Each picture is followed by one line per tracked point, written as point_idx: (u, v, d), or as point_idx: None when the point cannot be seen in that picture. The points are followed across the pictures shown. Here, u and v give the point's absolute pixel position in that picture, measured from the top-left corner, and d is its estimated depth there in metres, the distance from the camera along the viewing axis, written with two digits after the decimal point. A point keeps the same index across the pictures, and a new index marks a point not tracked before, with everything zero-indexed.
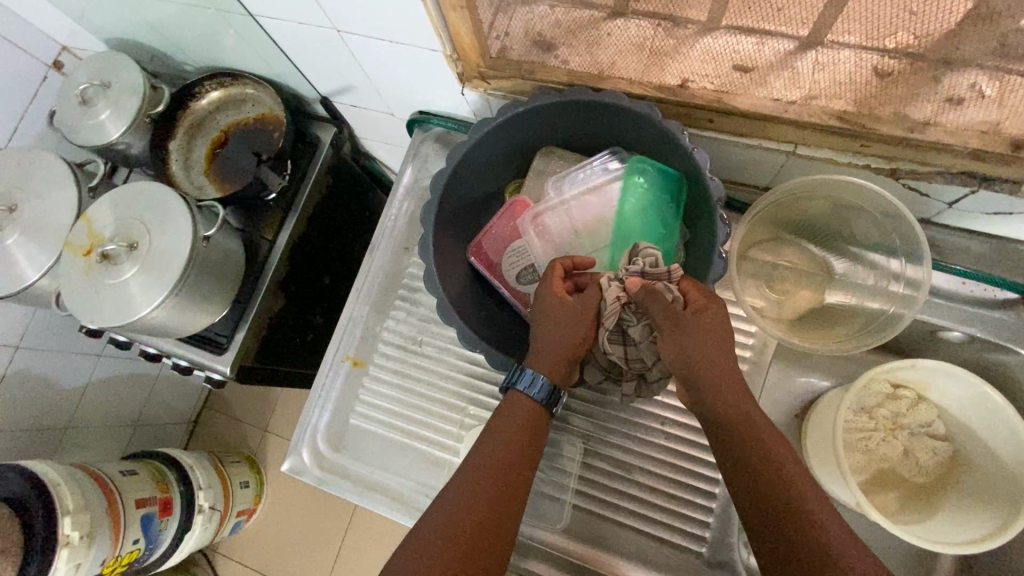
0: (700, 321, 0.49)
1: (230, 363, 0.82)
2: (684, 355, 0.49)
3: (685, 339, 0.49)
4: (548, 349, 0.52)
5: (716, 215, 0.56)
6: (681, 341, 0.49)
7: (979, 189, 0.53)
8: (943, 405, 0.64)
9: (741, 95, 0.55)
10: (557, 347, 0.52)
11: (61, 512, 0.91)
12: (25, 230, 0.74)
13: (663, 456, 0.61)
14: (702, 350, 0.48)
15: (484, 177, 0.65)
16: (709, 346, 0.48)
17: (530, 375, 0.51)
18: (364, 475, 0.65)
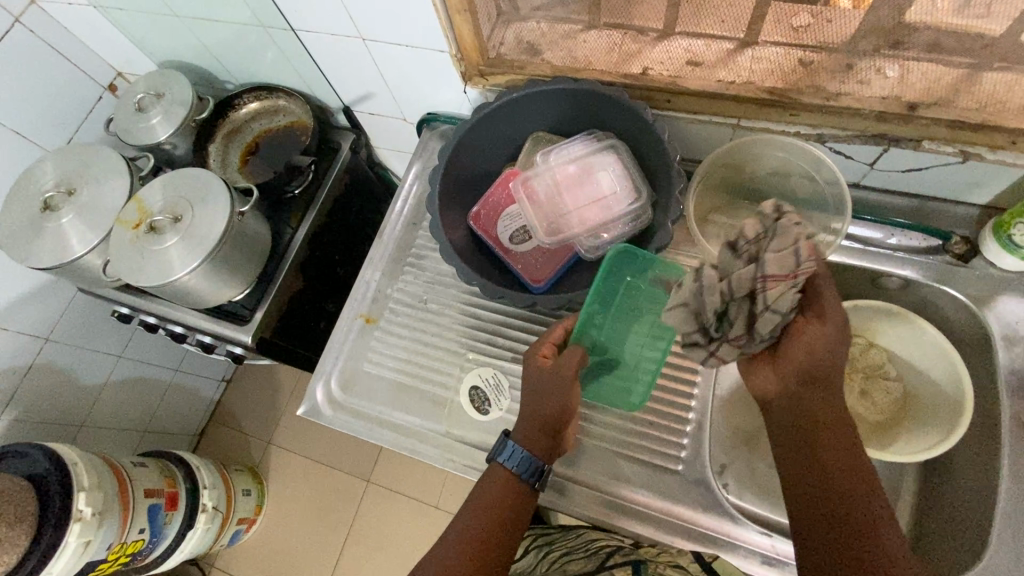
0: (823, 355, 0.52)
1: (252, 333, 0.90)
2: (809, 362, 0.52)
3: (816, 360, 0.52)
4: (528, 423, 0.60)
5: (673, 170, 0.67)
6: (809, 362, 0.52)
7: (890, 148, 0.64)
8: (891, 348, 0.72)
9: (693, 79, 0.67)
10: (536, 418, 0.60)
11: (77, 488, 0.95)
12: (79, 210, 0.84)
13: None
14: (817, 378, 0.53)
15: (482, 157, 0.77)
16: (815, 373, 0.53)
17: (511, 448, 0.59)
18: (374, 413, 0.72)
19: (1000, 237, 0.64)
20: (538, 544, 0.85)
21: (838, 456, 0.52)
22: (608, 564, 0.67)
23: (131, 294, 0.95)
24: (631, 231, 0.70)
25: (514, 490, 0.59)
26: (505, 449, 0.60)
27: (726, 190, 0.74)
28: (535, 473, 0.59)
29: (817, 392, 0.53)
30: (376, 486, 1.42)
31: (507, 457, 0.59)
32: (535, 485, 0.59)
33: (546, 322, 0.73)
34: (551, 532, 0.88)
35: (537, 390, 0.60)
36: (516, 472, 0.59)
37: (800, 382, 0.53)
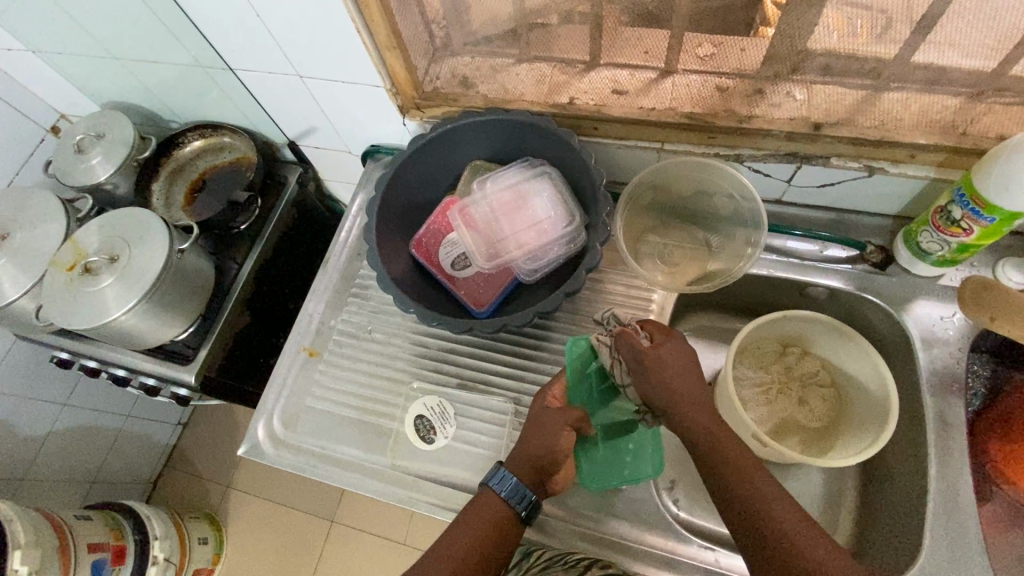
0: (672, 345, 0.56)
1: (195, 373, 0.89)
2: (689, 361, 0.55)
3: (680, 355, 0.55)
4: (523, 453, 0.59)
5: (600, 192, 0.69)
6: (678, 361, 0.54)
7: (802, 165, 0.68)
8: (824, 356, 0.76)
9: (618, 106, 0.70)
10: (532, 455, 0.58)
11: (11, 546, 0.90)
12: (12, 254, 0.82)
13: None
14: (674, 380, 0.53)
15: (422, 185, 0.78)
16: (688, 379, 0.53)
17: (503, 475, 0.57)
18: (316, 449, 0.71)
19: (910, 245, 0.68)
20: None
21: (720, 443, 0.51)
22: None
23: (71, 339, 0.93)
24: (567, 253, 0.71)
25: (500, 518, 0.56)
26: (496, 475, 0.57)
27: (656, 210, 0.77)
28: (523, 502, 0.57)
29: (687, 397, 0.53)
30: (340, 525, 1.38)
31: (497, 480, 0.57)
32: (523, 517, 0.57)
33: (490, 346, 0.74)
34: None
35: (536, 428, 0.59)
36: (504, 497, 0.56)
37: (657, 389, 0.54)
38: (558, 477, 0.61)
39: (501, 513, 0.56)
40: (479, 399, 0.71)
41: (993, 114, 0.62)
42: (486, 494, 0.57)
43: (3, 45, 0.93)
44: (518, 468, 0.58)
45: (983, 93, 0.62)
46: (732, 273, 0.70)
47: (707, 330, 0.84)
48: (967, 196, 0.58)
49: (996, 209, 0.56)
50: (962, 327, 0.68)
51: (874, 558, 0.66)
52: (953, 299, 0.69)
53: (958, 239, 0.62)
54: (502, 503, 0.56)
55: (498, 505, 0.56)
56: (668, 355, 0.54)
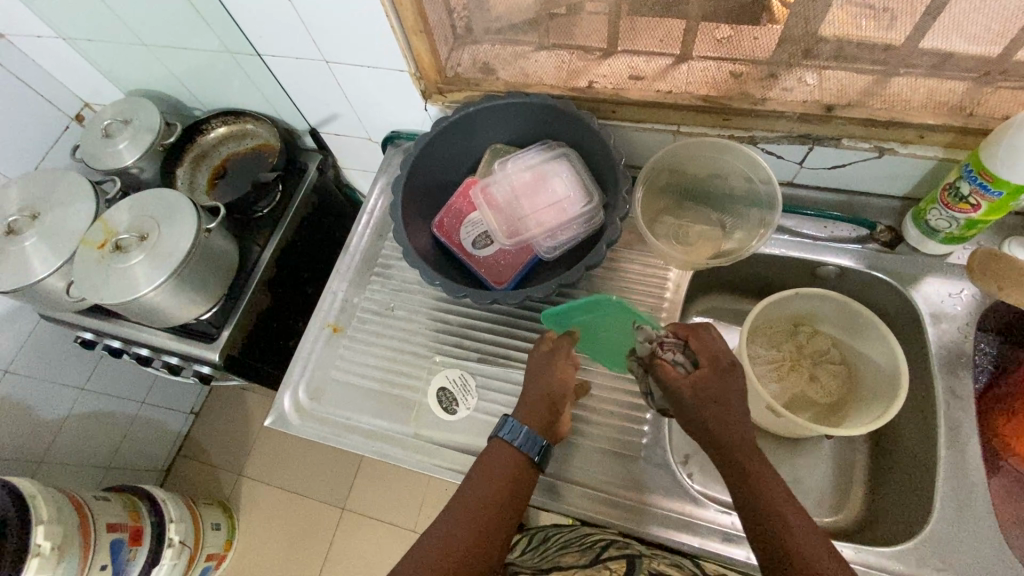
0: (712, 379, 0.53)
1: (219, 351, 0.91)
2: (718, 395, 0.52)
3: (719, 385, 0.53)
4: (529, 400, 0.62)
5: (619, 170, 0.71)
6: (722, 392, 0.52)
7: (815, 146, 0.70)
8: (834, 334, 0.78)
9: (636, 90, 0.72)
10: (542, 392, 0.62)
11: (36, 521, 0.92)
12: (42, 233, 0.84)
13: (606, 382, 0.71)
14: (709, 413, 0.52)
15: (444, 167, 0.80)
16: (726, 411, 0.52)
17: (512, 424, 0.60)
18: (341, 419, 0.73)
19: (918, 223, 0.70)
20: (534, 543, 0.74)
21: (755, 476, 0.50)
22: (601, 557, 0.59)
23: (95, 317, 0.95)
24: (586, 231, 0.74)
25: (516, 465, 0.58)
26: (506, 426, 0.60)
27: (670, 192, 0.79)
28: (535, 447, 0.59)
29: (724, 426, 0.51)
30: (351, 512, 1.39)
31: (508, 431, 0.60)
32: (536, 461, 0.59)
33: (510, 322, 0.76)
34: (546, 530, 0.78)
35: (536, 369, 0.64)
36: (517, 444, 0.59)
37: (692, 419, 0.53)
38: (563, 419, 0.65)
39: (513, 460, 0.58)
40: (500, 372, 0.73)
41: (998, 97, 0.65)
42: (496, 445, 0.60)
43: (34, 33, 0.95)
44: (529, 417, 0.61)
45: (989, 76, 0.65)
46: (747, 249, 0.72)
47: (719, 311, 0.86)
48: (975, 171, 0.60)
49: (1004, 182, 0.58)
50: (969, 303, 0.71)
51: (884, 526, 0.68)
52: (960, 276, 0.72)
53: (966, 215, 0.64)
54: (515, 450, 0.59)
55: (512, 453, 0.58)
56: (716, 379, 0.53)
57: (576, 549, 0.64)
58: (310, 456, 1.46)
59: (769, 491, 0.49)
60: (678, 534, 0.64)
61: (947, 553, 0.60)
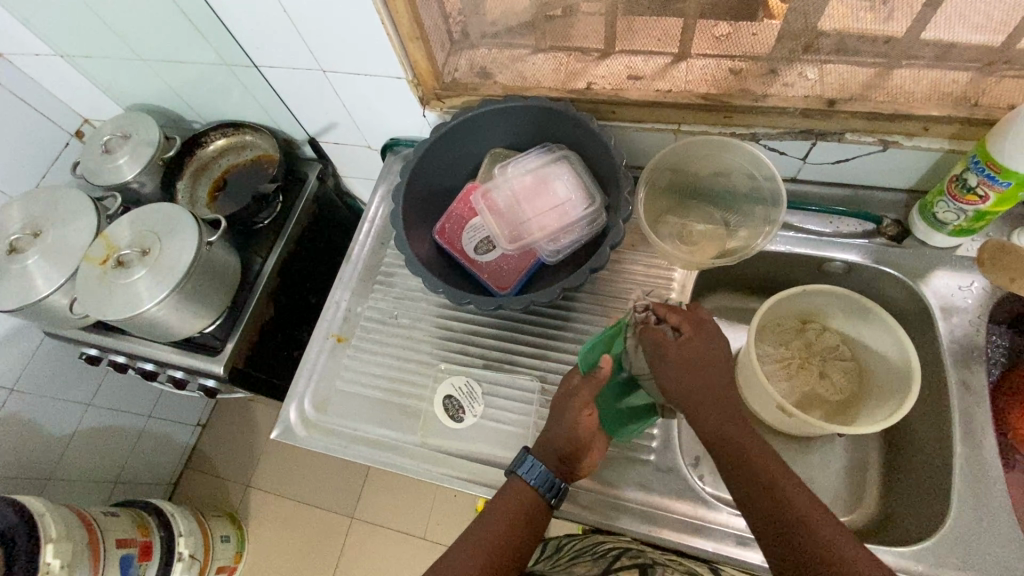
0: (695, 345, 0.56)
1: (223, 364, 0.90)
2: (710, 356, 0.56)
3: (707, 345, 0.56)
4: (547, 440, 0.61)
5: (620, 170, 0.70)
6: (702, 347, 0.56)
7: (817, 141, 0.69)
8: (843, 330, 0.77)
9: (635, 91, 0.72)
10: (553, 438, 0.60)
11: (44, 539, 0.92)
12: (45, 250, 0.84)
13: None
14: (703, 377, 0.54)
15: (444, 172, 0.80)
16: (712, 367, 0.55)
17: (531, 463, 0.59)
18: (347, 430, 0.73)
19: (925, 216, 0.69)
20: (545, 549, 0.72)
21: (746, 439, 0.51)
22: (614, 566, 0.56)
23: (100, 333, 0.95)
24: (589, 234, 0.73)
25: (531, 506, 0.58)
26: (525, 464, 0.59)
27: (673, 192, 0.79)
28: (552, 491, 0.59)
29: (715, 398, 0.53)
30: (361, 521, 1.39)
31: (527, 470, 0.59)
32: (552, 502, 0.59)
33: (514, 327, 0.75)
34: (558, 539, 0.74)
35: (557, 416, 0.60)
36: (534, 486, 0.59)
37: (682, 387, 0.55)
38: (584, 462, 0.62)
39: (528, 498, 0.59)
40: (505, 378, 0.72)
41: (1003, 86, 0.64)
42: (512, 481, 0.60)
43: (32, 51, 0.96)
44: (544, 453, 0.60)
45: (992, 66, 0.64)
46: (753, 247, 0.71)
47: (724, 310, 0.86)
48: (982, 163, 0.59)
49: (1011, 173, 0.57)
50: (980, 296, 0.70)
51: (902, 525, 0.67)
52: (970, 269, 0.71)
53: (974, 207, 0.63)
54: (530, 489, 0.59)
55: (530, 493, 0.59)
56: (695, 343, 0.56)
57: (588, 557, 0.61)
58: (318, 465, 1.46)
59: (770, 468, 0.49)
60: (692, 537, 0.63)
61: (967, 551, 0.59)
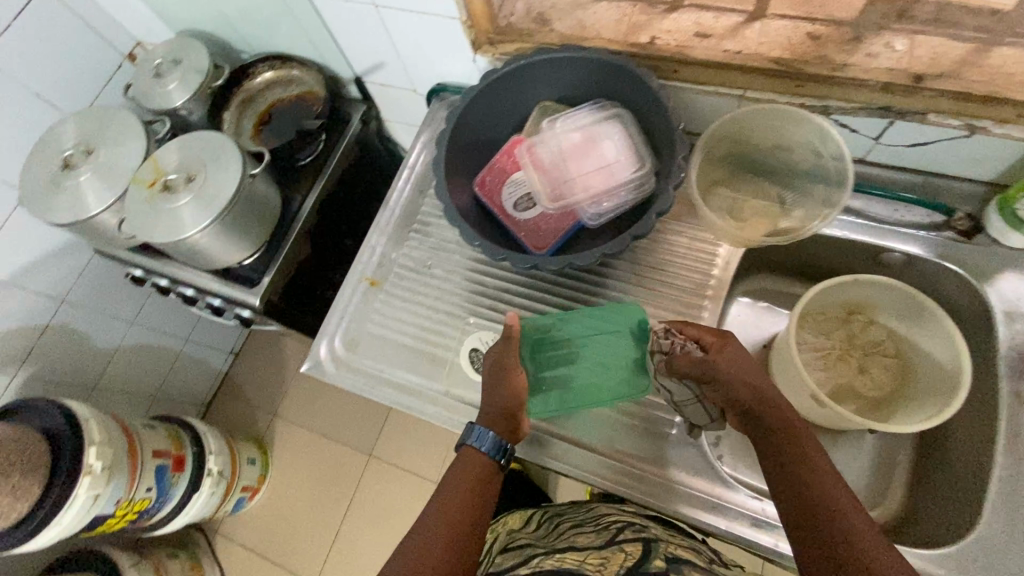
0: (730, 350, 0.58)
1: (259, 297, 0.93)
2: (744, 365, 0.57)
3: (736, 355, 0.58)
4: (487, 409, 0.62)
5: (676, 134, 0.66)
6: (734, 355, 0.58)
7: (896, 120, 0.63)
8: (891, 325, 0.73)
9: (700, 51, 0.67)
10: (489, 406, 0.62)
11: (88, 442, 0.98)
12: (96, 169, 0.86)
13: None
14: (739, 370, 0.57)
15: (489, 122, 0.77)
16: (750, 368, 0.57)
17: (479, 430, 0.60)
18: (374, 372, 0.74)
19: (1003, 212, 0.64)
20: (545, 516, 0.77)
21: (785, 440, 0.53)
22: (617, 538, 0.61)
23: (144, 255, 0.98)
24: (634, 200, 0.70)
25: (486, 471, 0.59)
26: (474, 433, 0.60)
27: (728, 162, 0.75)
28: (500, 450, 0.60)
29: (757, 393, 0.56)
30: (378, 459, 1.44)
31: (477, 439, 0.60)
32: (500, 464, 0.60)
33: (546, 288, 0.75)
34: (559, 507, 0.79)
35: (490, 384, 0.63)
36: (485, 451, 0.59)
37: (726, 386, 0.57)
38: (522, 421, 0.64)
39: (480, 465, 0.59)
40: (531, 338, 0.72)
41: None
42: (465, 452, 0.60)
43: None
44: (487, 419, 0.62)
45: None
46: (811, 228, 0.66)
47: (767, 292, 0.82)
48: None
49: None
50: None
51: (926, 528, 0.65)
52: None
53: None
54: (481, 455, 0.59)
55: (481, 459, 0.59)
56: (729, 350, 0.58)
57: (590, 528, 0.66)
58: (341, 403, 1.51)
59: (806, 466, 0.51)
60: (705, 513, 0.63)
61: (992, 562, 0.57)
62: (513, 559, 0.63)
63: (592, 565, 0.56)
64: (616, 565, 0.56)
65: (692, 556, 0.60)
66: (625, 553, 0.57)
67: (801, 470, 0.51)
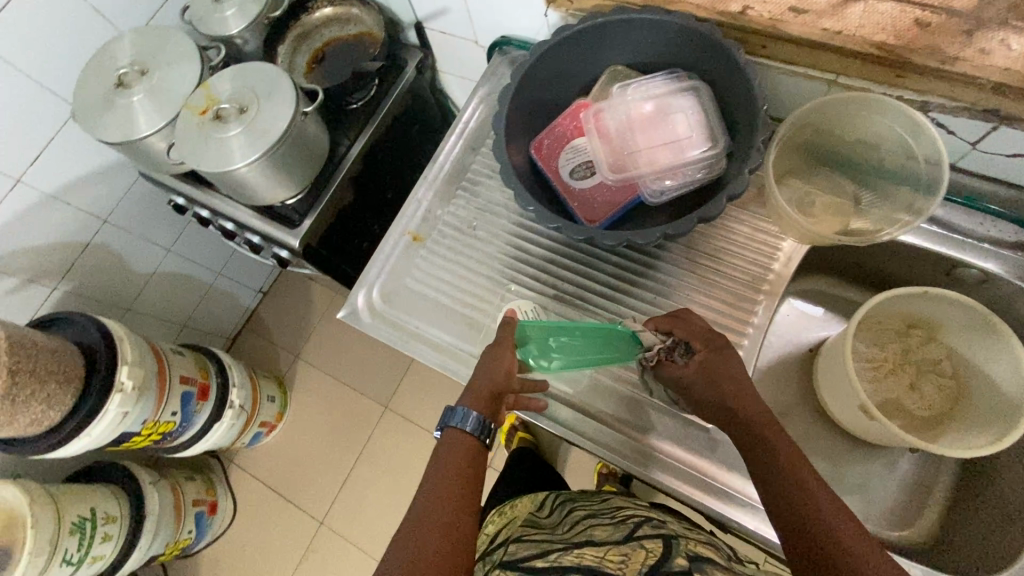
0: (715, 358, 0.57)
1: (299, 239, 0.92)
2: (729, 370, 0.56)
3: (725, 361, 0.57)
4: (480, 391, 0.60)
5: (760, 115, 0.61)
6: (720, 361, 0.57)
7: (1001, 127, 0.57)
8: (953, 345, 0.69)
9: (794, 28, 0.58)
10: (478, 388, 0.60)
11: (122, 361, 1.00)
12: (150, 91, 0.85)
13: None
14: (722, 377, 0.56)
15: (555, 83, 0.73)
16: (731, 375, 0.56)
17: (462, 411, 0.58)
18: (410, 327, 0.74)
19: None
20: (558, 502, 0.74)
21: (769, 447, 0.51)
22: (636, 534, 0.56)
23: (188, 184, 0.97)
24: (700, 181, 0.66)
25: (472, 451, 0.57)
26: (458, 415, 0.57)
27: (805, 152, 0.71)
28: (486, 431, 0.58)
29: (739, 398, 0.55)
30: (393, 412, 1.46)
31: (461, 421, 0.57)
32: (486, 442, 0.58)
33: (594, 262, 0.72)
34: (573, 493, 0.76)
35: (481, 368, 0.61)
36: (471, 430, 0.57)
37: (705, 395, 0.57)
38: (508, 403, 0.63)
39: (466, 445, 0.57)
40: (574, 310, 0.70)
41: None
42: (452, 434, 0.57)
43: None
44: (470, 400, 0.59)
45: None
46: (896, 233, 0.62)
47: (820, 295, 0.79)
48: None
49: None
50: None
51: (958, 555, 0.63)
52: None
53: None
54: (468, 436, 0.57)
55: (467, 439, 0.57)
56: (715, 357, 0.58)
57: (607, 522, 0.61)
58: (363, 353, 1.53)
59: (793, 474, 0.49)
60: (733, 510, 0.62)
61: None
62: (525, 548, 0.59)
63: (612, 562, 0.52)
64: (638, 563, 0.51)
65: (714, 554, 0.55)
66: (647, 551, 0.52)
67: (787, 481, 0.49)
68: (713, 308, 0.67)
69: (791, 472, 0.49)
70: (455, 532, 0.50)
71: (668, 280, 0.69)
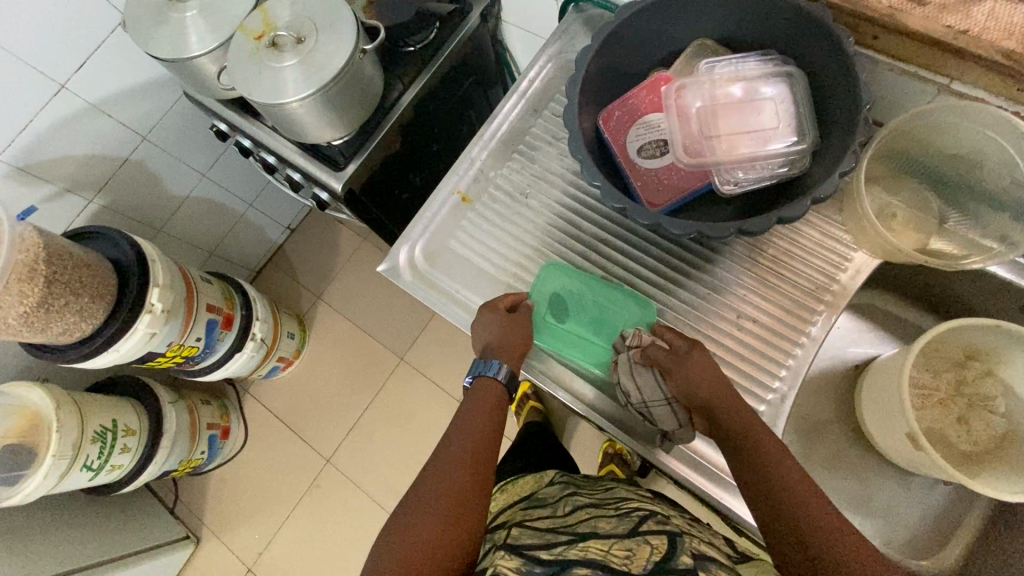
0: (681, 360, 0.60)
1: (342, 182, 0.89)
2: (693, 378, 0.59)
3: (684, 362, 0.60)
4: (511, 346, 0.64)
5: (861, 115, 0.56)
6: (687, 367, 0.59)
7: None
8: (1012, 383, 0.66)
9: (912, 20, 0.52)
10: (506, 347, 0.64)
11: (153, 283, 0.99)
12: (204, 9, 0.81)
13: (751, 340, 0.64)
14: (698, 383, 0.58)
15: (635, 51, 0.68)
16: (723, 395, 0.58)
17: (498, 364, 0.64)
18: (449, 290, 0.72)
19: None
20: (560, 484, 0.73)
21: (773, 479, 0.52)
22: (640, 528, 0.54)
23: (233, 111, 0.94)
24: (777, 178, 0.62)
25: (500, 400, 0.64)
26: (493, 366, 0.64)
27: (894, 159, 0.66)
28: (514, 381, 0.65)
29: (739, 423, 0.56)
30: (407, 364, 1.47)
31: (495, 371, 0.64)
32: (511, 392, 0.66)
33: (648, 248, 0.69)
34: (575, 479, 0.75)
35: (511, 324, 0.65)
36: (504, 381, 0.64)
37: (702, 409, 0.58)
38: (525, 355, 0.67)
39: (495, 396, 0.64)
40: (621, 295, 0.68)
41: None
42: (484, 384, 0.65)
43: None
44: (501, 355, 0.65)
45: None
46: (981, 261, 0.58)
47: (874, 311, 0.77)
48: None
49: None
50: None
51: None
52: None
53: None
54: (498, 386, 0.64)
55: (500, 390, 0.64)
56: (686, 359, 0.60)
57: (610, 513, 0.59)
58: (384, 302, 1.53)
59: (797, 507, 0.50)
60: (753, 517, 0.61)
61: None
62: (530, 535, 0.57)
63: (617, 557, 0.49)
64: (642, 558, 0.49)
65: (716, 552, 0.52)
66: (652, 546, 0.51)
67: (788, 513, 0.50)
68: (768, 311, 0.64)
69: (799, 505, 0.50)
70: (456, 510, 0.53)
71: (725, 276, 0.66)
